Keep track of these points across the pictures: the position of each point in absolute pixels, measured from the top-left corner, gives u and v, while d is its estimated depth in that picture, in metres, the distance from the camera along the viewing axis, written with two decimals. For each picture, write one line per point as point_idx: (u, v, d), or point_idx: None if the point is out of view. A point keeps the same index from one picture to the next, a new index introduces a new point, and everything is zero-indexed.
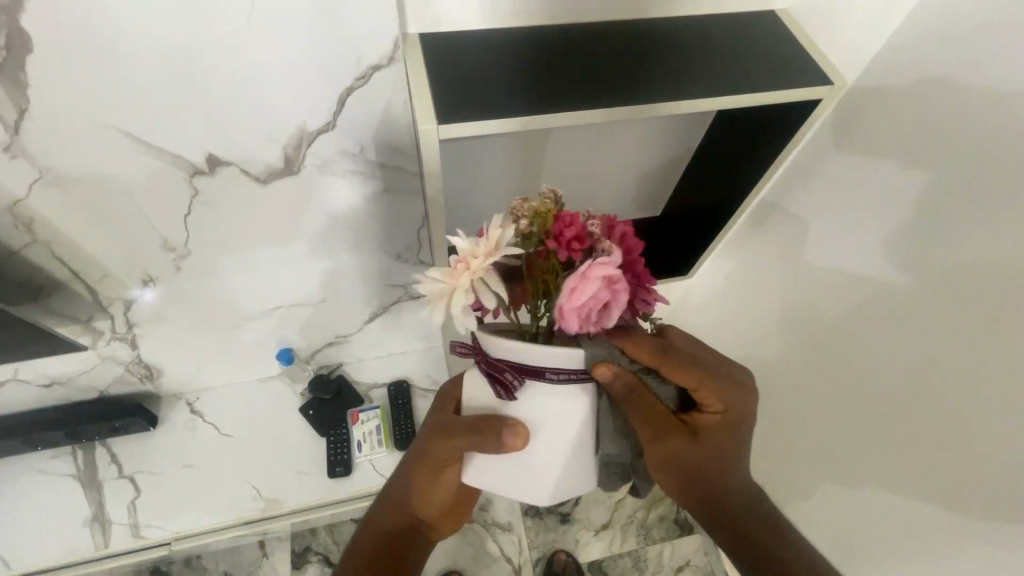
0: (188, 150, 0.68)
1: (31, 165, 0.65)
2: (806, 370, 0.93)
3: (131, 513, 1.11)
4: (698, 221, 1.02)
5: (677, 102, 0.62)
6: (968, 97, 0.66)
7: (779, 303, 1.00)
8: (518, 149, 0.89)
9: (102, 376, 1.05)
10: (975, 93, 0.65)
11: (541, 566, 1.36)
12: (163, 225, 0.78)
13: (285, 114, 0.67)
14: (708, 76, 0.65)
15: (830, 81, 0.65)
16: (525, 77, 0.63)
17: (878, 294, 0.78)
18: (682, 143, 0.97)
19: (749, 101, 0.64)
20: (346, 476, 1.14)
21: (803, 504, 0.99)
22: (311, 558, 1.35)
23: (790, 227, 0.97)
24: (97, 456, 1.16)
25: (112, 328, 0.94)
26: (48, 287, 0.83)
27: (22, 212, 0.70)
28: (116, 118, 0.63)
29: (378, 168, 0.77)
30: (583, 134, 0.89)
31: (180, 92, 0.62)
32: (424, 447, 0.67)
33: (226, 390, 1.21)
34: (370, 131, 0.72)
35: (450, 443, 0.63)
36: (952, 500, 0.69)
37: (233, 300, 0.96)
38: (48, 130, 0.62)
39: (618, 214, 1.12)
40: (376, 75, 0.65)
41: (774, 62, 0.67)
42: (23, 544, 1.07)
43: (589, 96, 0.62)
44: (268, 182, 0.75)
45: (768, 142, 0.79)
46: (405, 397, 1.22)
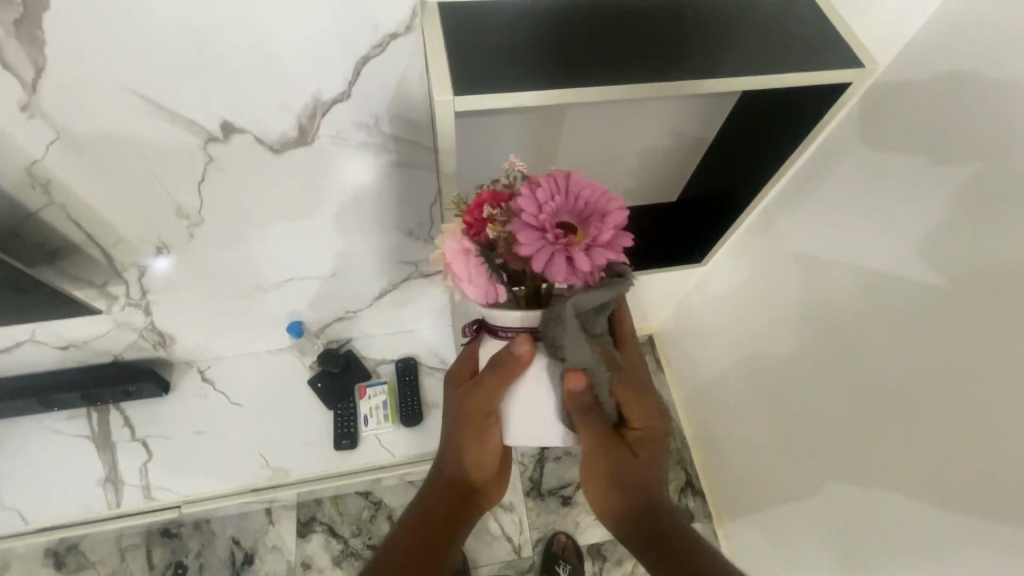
0: (202, 115, 0.68)
1: (47, 126, 0.65)
2: (819, 364, 0.92)
3: (143, 475, 1.14)
4: (714, 208, 1.00)
5: (701, 80, 0.60)
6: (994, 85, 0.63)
7: (793, 293, 0.98)
8: (534, 127, 0.88)
9: (116, 341, 1.07)
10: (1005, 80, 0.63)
11: (541, 546, 1.37)
12: (177, 192, 0.78)
13: (298, 81, 0.66)
14: (734, 54, 0.63)
15: (861, 63, 0.63)
16: (543, 49, 0.62)
17: (895, 288, 0.76)
18: (701, 125, 0.94)
19: (769, 82, 0.62)
20: (352, 449, 1.16)
21: (808, 498, 0.98)
22: (316, 527, 1.38)
23: (805, 218, 0.95)
24: (111, 418, 1.18)
25: (127, 294, 0.95)
26: (64, 251, 0.84)
27: (38, 172, 0.70)
28: (133, 81, 0.62)
29: (393, 141, 0.77)
30: (601, 111, 0.87)
31: (194, 56, 0.61)
32: (453, 420, 0.67)
33: (237, 360, 1.23)
34: (385, 103, 0.71)
35: (480, 398, 0.61)
36: (963, 507, 0.67)
37: (246, 270, 0.96)
38: (63, 90, 0.62)
39: (631, 197, 1.11)
40: (393, 44, 0.64)
41: (803, 43, 0.65)
42: (39, 501, 1.11)
43: (609, 71, 0.60)
44: (282, 151, 0.75)
45: (791, 128, 0.77)
46: (413, 373, 1.23)
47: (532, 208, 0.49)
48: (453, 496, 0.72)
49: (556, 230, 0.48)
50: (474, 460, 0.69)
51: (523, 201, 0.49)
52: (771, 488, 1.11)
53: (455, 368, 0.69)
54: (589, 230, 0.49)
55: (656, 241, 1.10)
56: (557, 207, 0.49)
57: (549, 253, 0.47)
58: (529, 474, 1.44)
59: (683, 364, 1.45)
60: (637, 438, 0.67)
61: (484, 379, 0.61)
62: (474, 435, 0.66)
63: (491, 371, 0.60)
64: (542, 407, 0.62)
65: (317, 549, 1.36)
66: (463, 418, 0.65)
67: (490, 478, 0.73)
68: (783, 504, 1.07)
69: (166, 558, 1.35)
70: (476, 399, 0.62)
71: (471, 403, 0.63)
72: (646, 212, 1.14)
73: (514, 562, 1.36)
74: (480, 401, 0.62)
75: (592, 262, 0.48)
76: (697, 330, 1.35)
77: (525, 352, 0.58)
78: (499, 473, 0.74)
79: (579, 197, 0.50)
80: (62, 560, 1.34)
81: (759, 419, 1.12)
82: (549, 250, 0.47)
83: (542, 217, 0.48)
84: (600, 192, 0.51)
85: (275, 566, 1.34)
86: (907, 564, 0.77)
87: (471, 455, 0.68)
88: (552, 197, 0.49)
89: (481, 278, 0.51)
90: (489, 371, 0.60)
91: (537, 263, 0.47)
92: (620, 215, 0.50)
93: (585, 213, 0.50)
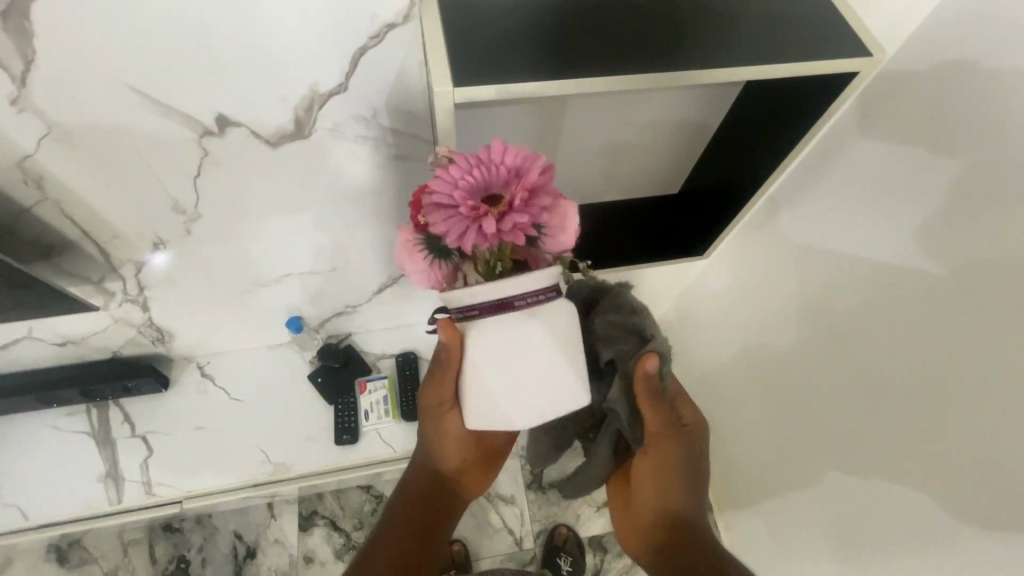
0: (196, 108, 0.66)
1: (38, 120, 0.64)
2: (821, 357, 0.91)
3: (143, 471, 1.14)
4: (717, 199, 0.99)
5: (704, 70, 0.59)
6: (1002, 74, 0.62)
7: (795, 286, 0.98)
8: (534, 119, 0.87)
9: (114, 337, 1.06)
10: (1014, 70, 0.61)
11: (543, 539, 1.38)
12: (173, 186, 0.77)
13: (294, 74, 0.65)
14: (738, 46, 0.62)
15: (868, 53, 0.62)
16: (543, 38, 0.60)
17: (900, 281, 0.75)
18: (704, 116, 0.93)
19: (773, 73, 0.60)
20: (352, 444, 1.16)
21: (810, 491, 0.98)
22: (318, 521, 1.38)
23: (807, 210, 0.94)
24: (110, 415, 1.18)
25: (124, 290, 0.94)
26: (59, 247, 0.83)
27: (31, 168, 0.69)
28: (125, 73, 0.61)
29: (391, 134, 0.75)
30: (602, 102, 0.86)
31: (187, 49, 0.60)
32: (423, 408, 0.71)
33: (236, 355, 1.23)
34: (383, 95, 0.70)
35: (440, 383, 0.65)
36: (967, 503, 0.67)
37: (244, 266, 0.96)
38: (53, 82, 0.60)
39: (633, 189, 1.10)
40: (391, 34, 0.62)
41: (808, 32, 0.63)
42: (39, 498, 1.10)
43: (611, 61, 0.59)
44: (279, 145, 0.74)
45: (795, 119, 0.76)
46: (413, 367, 1.23)
47: (447, 185, 0.49)
48: (433, 486, 0.76)
49: (469, 203, 0.49)
50: (443, 447, 0.73)
51: (437, 180, 0.49)
52: (772, 481, 1.11)
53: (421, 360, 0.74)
54: (508, 197, 0.49)
55: (657, 233, 1.09)
56: (476, 178, 0.49)
57: (465, 228, 0.49)
58: (530, 467, 1.44)
59: (684, 357, 1.45)
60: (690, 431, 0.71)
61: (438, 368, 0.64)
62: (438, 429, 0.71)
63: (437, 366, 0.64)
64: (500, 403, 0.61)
65: (319, 543, 1.36)
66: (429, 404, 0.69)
67: (466, 463, 0.77)
68: (784, 496, 1.07)
69: (169, 553, 1.35)
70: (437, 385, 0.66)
71: (431, 391, 0.67)
72: (647, 205, 1.13)
73: (515, 554, 1.37)
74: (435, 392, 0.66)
75: (509, 229, 0.49)
76: (698, 322, 1.35)
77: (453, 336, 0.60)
78: (479, 462, 0.78)
79: (501, 163, 0.49)
80: (65, 555, 1.35)
81: (760, 411, 1.12)
82: (465, 224, 0.49)
83: (455, 194, 0.48)
84: (518, 152, 0.50)
85: (278, 560, 1.35)
86: (908, 558, 0.77)
87: (437, 446, 0.73)
88: (464, 172, 0.49)
89: (422, 267, 0.56)
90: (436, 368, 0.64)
91: (458, 240, 0.49)
92: (538, 174, 0.49)
93: (505, 179, 0.49)
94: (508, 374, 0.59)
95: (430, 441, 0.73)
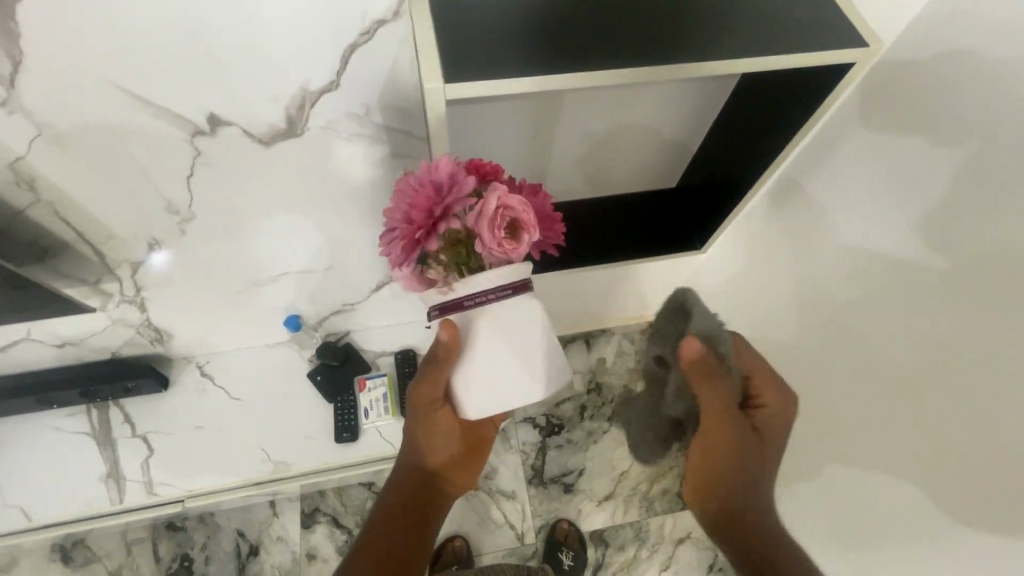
0: (187, 108, 0.66)
1: (28, 122, 0.63)
2: (821, 350, 0.91)
3: (145, 471, 1.14)
4: (715, 193, 0.98)
5: (698, 63, 0.58)
6: (1000, 64, 0.61)
7: (795, 279, 0.97)
8: (529, 114, 0.86)
9: (112, 338, 1.06)
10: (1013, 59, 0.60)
11: (544, 533, 1.38)
12: (167, 187, 0.76)
13: (285, 72, 0.64)
14: (733, 38, 0.61)
15: (864, 44, 0.61)
16: (535, 33, 0.60)
17: (899, 273, 0.75)
18: (700, 109, 0.92)
19: (769, 66, 0.60)
20: (352, 441, 1.16)
21: (810, 485, 0.98)
22: (320, 518, 1.39)
23: (806, 203, 0.93)
24: (111, 415, 1.18)
25: (120, 291, 0.94)
26: (54, 249, 0.83)
27: (23, 170, 0.69)
28: (115, 74, 0.61)
29: (385, 131, 0.75)
30: (597, 96, 0.86)
31: (175, 48, 0.59)
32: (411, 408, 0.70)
33: (236, 355, 1.23)
34: (375, 92, 0.69)
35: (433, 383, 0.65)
36: (968, 496, 0.67)
37: (241, 265, 0.95)
38: (41, 83, 0.60)
39: (630, 182, 1.09)
40: (381, 30, 0.62)
41: (804, 24, 0.63)
42: (41, 499, 1.11)
43: (603, 55, 0.59)
44: (271, 143, 0.73)
45: (792, 112, 0.75)
46: (412, 364, 1.23)
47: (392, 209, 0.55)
48: (420, 483, 0.76)
49: (404, 223, 0.53)
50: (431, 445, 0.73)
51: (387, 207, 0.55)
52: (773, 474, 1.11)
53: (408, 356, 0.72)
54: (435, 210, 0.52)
55: (655, 228, 1.09)
56: (410, 198, 0.53)
57: (403, 248, 0.53)
58: (531, 462, 1.44)
59: None
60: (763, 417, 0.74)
61: (429, 367, 0.64)
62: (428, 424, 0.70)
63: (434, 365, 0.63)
64: (478, 401, 0.63)
65: (321, 539, 1.37)
66: (417, 405, 0.69)
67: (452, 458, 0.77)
68: (784, 490, 1.07)
69: (173, 551, 1.36)
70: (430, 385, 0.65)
71: (421, 391, 0.66)
72: (644, 199, 1.12)
73: (517, 549, 1.37)
74: (426, 391, 0.66)
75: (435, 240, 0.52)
76: None
77: (450, 337, 0.60)
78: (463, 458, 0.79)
79: (428, 178, 0.53)
80: (69, 555, 1.35)
81: None
82: (402, 243, 0.53)
83: (393, 216, 0.54)
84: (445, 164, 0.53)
85: (281, 557, 1.35)
86: (910, 551, 0.77)
87: (426, 442, 0.73)
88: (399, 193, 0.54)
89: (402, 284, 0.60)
90: (433, 366, 0.64)
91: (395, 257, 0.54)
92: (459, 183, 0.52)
93: (434, 195, 0.52)
94: (480, 369, 0.62)
95: (419, 439, 0.72)
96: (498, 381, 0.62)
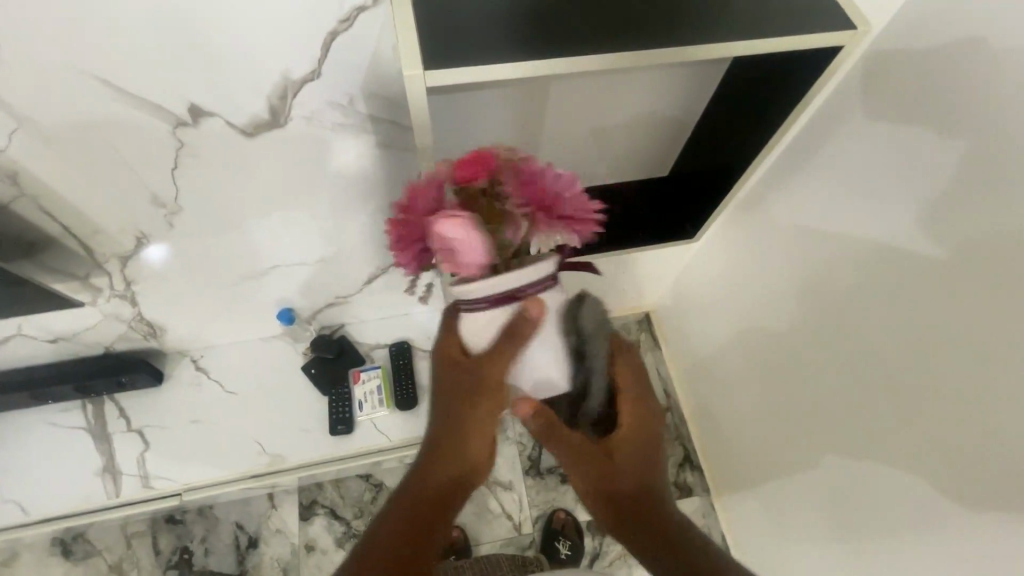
0: (168, 99, 0.65)
1: (8, 115, 0.63)
2: (815, 337, 0.91)
3: (141, 464, 1.14)
4: (707, 181, 0.98)
5: (685, 47, 0.57)
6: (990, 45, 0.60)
7: (789, 268, 0.97)
8: (519, 103, 0.86)
9: (105, 333, 1.06)
10: (1002, 41, 0.60)
11: (541, 523, 1.39)
12: (153, 180, 0.76)
13: (266, 61, 0.63)
14: (722, 22, 0.60)
15: (854, 26, 0.60)
16: (519, 20, 0.59)
17: (893, 259, 0.74)
18: (691, 96, 0.91)
19: (759, 49, 0.59)
20: (348, 433, 1.16)
21: (805, 472, 0.98)
22: (318, 510, 1.40)
23: (802, 190, 0.92)
24: (106, 410, 1.18)
25: (111, 285, 0.94)
26: (41, 244, 0.82)
27: (5, 164, 0.68)
28: (93, 65, 0.60)
29: (371, 120, 0.74)
30: (586, 83, 0.85)
31: (154, 37, 0.58)
32: (462, 388, 0.61)
33: (230, 349, 1.23)
34: (357, 81, 0.68)
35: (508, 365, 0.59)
36: (967, 483, 0.67)
37: (231, 259, 0.95)
38: (18, 74, 0.59)
39: (622, 172, 1.08)
40: (362, 17, 0.60)
41: (795, 7, 0.61)
42: (38, 494, 1.11)
43: (589, 40, 0.58)
44: (255, 134, 0.72)
45: (782, 99, 0.74)
46: (407, 357, 1.23)
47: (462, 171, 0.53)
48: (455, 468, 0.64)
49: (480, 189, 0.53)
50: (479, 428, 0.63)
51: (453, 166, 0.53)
52: (769, 462, 1.11)
53: (442, 341, 0.63)
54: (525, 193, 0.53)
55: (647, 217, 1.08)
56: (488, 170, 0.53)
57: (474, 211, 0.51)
58: (527, 453, 1.45)
59: (680, 340, 1.45)
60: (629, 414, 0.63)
61: (507, 347, 0.58)
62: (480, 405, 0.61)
63: (510, 338, 0.57)
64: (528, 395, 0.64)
65: (320, 531, 1.38)
66: (471, 389, 0.61)
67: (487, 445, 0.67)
68: (780, 477, 1.07)
69: (173, 544, 1.37)
70: (504, 368, 0.59)
71: (492, 374, 0.59)
72: (636, 189, 1.11)
73: (514, 539, 1.38)
74: (500, 372, 0.60)
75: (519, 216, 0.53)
76: (693, 306, 1.34)
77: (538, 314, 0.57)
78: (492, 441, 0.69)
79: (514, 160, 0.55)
80: (69, 549, 1.36)
81: (756, 394, 1.12)
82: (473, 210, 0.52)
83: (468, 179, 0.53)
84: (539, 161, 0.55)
85: (279, 549, 1.36)
86: (907, 537, 0.77)
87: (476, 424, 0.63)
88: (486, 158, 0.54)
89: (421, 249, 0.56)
90: (509, 339, 0.58)
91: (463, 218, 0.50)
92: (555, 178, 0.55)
93: (519, 175, 0.54)
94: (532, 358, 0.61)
95: (466, 421, 0.62)
96: (552, 367, 0.62)
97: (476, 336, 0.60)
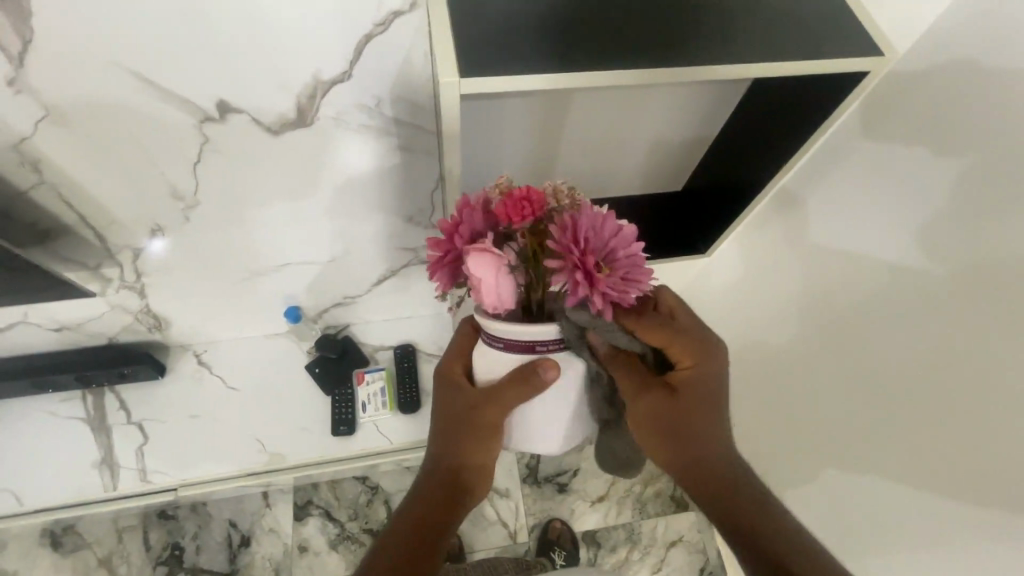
0: (196, 94, 0.65)
1: (35, 102, 0.63)
2: (820, 358, 0.91)
3: (139, 458, 1.13)
4: (721, 198, 0.99)
5: (713, 67, 0.58)
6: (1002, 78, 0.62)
7: (795, 287, 0.97)
8: (538, 113, 0.87)
9: (111, 323, 1.06)
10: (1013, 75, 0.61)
11: (537, 532, 1.38)
12: (173, 173, 0.76)
13: (298, 60, 0.64)
14: (748, 44, 0.61)
15: (879, 53, 0.61)
16: (552, 32, 0.59)
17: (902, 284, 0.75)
18: (709, 113, 0.93)
19: (781, 72, 0.60)
20: (349, 435, 1.15)
21: (805, 490, 0.98)
22: (313, 511, 1.38)
23: (811, 210, 0.93)
24: (106, 401, 1.18)
25: (121, 277, 0.93)
26: (56, 232, 0.82)
27: (27, 150, 0.68)
28: (124, 57, 0.60)
29: (395, 124, 0.75)
30: (607, 96, 0.86)
31: (188, 32, 0.59)
32: (461, 415, 0.63)
33: (233, 345, 1.22)
34: (386, 85, 0.69)
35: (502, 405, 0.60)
36: (969, 509, 0.67)
37: (242, 255, 0.95)
38: (48, 63, 0.59)
39: (634, 185, 1.09)
40: (396, 22, 0.61)
41: (818, 32, 0.63)
42: (32, 483, 1.10)
43: (620, 55, 0.58)
44: (281, 133, 0.73)
45: (802, 121, 0.75)
46: (411, 360, 1.23)
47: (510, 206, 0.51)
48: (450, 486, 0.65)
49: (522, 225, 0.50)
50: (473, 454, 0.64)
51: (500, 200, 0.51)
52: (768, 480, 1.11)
53: (445, 364, 0.65)
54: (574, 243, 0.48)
55: (659, 231, 1.09)
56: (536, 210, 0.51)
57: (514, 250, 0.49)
58: (525, 462, 1.44)
59: None
60: (682, 379, 0.60)
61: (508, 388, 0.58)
62: (475, 435, 0.63)
63: (511, 385, 0.58)
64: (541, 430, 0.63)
65: (314, 532, 1.36)
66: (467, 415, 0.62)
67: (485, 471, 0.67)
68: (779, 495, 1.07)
69: (164, 540, 1.35)
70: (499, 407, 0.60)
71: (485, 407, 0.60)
72: (649, 202, 1.12)
73: (509, 547, 1.37)
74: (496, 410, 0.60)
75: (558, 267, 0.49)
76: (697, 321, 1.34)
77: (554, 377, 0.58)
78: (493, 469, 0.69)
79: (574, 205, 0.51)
80: (58, 540, 1.34)
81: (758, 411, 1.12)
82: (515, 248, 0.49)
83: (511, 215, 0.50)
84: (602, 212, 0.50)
85: (271, 549, 1.35)
86: (908, 559, 0.77)
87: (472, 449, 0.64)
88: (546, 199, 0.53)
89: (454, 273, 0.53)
90: (512, 384, 0.58)
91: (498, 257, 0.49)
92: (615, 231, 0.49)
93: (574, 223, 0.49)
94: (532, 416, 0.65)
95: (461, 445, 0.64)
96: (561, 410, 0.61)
97: (488, 370, 0.62)
